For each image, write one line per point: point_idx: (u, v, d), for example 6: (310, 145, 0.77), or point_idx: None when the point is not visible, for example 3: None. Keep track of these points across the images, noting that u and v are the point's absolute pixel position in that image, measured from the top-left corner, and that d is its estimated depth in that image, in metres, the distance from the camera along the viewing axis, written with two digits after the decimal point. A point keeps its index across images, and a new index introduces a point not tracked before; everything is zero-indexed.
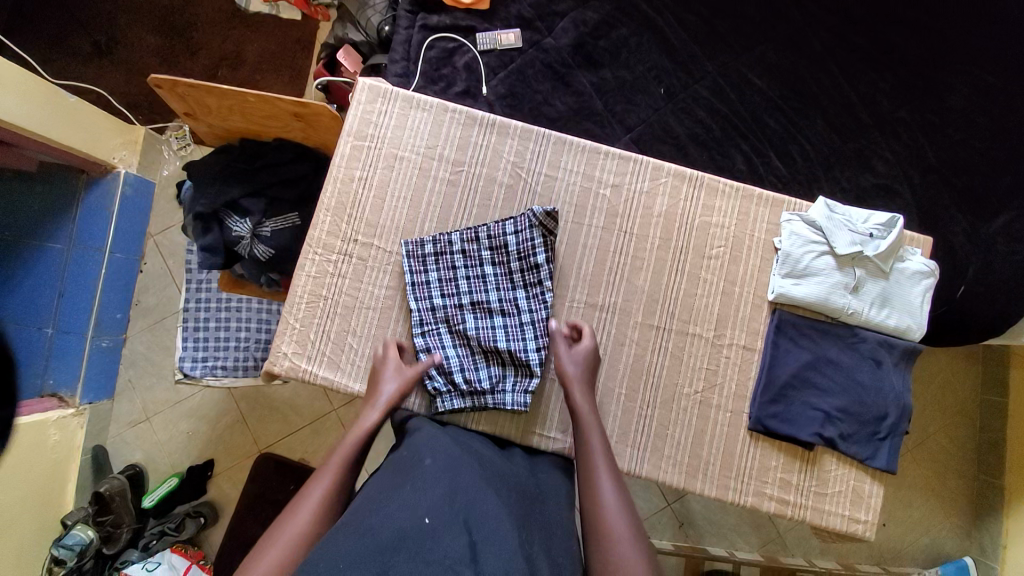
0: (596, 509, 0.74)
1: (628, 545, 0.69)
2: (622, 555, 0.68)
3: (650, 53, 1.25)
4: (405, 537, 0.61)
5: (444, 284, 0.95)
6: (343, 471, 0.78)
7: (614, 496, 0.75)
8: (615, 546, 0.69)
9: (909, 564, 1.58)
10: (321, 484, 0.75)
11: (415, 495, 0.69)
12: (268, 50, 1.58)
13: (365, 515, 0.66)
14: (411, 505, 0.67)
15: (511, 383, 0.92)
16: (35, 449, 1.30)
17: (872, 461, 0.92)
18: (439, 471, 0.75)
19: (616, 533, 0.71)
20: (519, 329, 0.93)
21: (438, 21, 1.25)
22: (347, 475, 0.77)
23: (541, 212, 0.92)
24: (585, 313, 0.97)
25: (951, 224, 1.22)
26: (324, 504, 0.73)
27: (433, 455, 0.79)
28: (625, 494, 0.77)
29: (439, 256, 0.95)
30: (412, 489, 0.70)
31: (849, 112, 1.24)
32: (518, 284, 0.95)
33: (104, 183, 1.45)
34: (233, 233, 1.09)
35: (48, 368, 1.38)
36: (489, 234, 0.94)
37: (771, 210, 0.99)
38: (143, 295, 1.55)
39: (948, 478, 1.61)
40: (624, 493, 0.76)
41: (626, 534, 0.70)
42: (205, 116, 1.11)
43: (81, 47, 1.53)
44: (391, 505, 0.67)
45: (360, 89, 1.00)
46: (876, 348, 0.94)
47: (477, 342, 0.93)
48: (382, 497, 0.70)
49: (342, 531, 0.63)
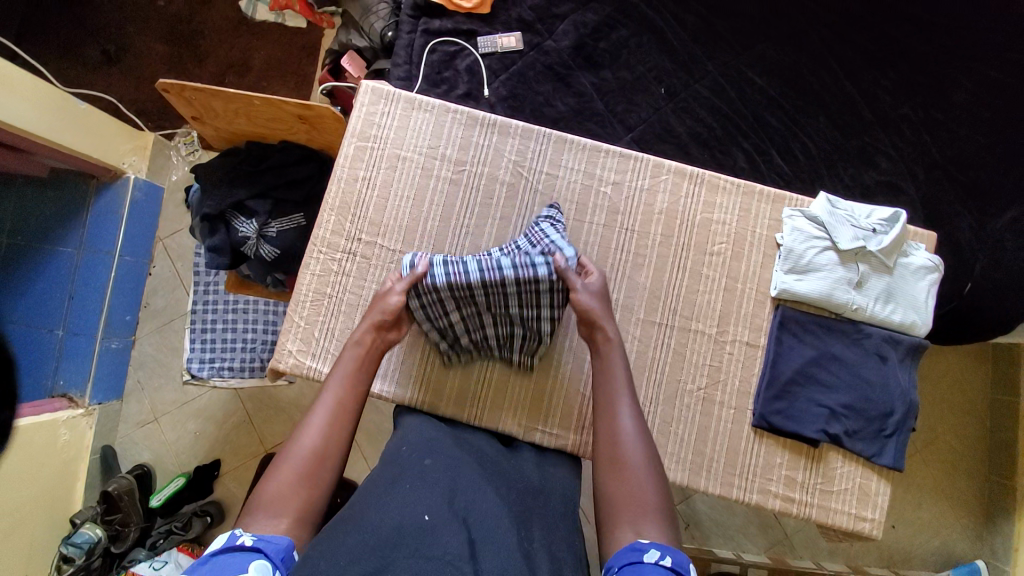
0: (614, 441, 0.78)
1: (642, 475, 0.75)
2: (636, 485, 0.74)
3: (650, 54, 1.26)
4: (405, 536, 0.62)
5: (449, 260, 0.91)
6: (341, 394, 0.81)
7: (633, 429, 0.79)
8: (629, 474, 0.75)
9: (920, 567, 1.56)
10: (321, 409, 0.79)
11: (414, 492, 0.69)
12: (275, 56, 1.61)
13: (364, 512, 0.67)
14: (410, 502, 0.67)
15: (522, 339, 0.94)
16: (45, 449, 1.32)
17: (878, 459, 0.91)
18: (439, 469, 0.75)
19: (632, 466, 0.76)
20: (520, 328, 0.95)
21: (440, 25, 1.26)
22: (346, 393, 0.82)
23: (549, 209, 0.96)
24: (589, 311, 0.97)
25: (957, 220, 1.21)
26: (327, 426, 0.77)
27: (433, 453, 0.79)
28: (642, 421, 0.81)
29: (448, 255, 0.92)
30: (412, 486, 0.70)
31: (851, 110, 1.24)
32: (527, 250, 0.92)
33: (115, 188, 1.46)
34: (239, 234, 1.10)
35: (59, 368, 1.42)
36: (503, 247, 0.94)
37: (772, 207, 0.99)
38: (152, 298, 1.57)
39: (959, 480, 1.59)
40: (642, 424, 0.80)
41: (640, 462, 0.76)
42: (211, 119, 1.13)
43: (93, 56, 1.57)
44: (391, 501, 0.68)
45: (363, 91, 1.01)
46: (881, 344, 0.94)
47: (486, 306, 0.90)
48: (382, 493, 0.70)
49: (342, 529, 0.64)
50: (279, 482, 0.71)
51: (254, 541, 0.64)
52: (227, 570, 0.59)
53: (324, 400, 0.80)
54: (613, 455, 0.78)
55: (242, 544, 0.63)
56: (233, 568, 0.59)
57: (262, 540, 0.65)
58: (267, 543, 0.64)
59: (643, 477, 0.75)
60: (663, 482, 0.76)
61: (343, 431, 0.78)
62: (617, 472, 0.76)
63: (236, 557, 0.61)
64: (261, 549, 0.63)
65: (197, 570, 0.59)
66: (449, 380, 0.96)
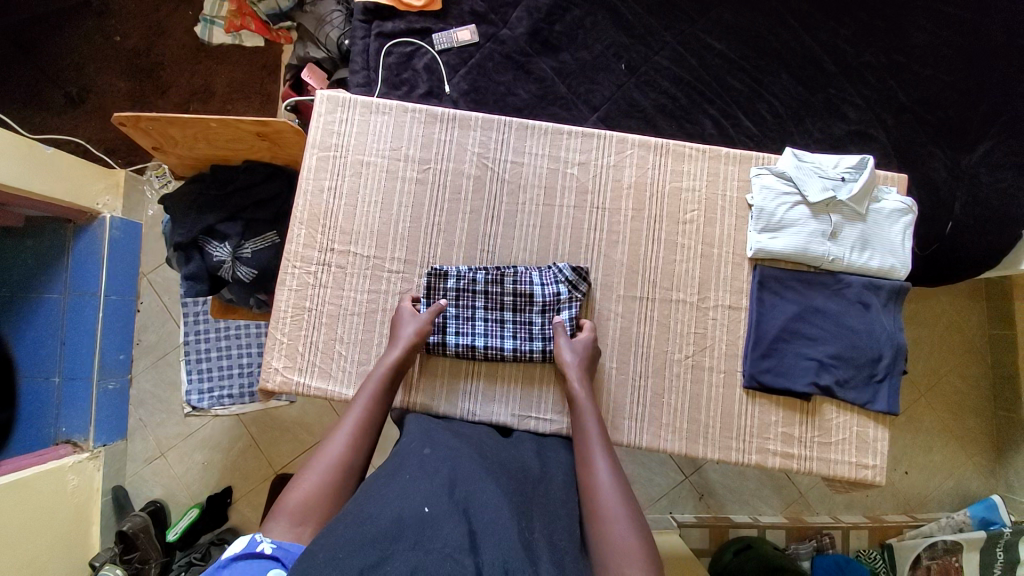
0: (591, 491, 0.77)
1: (624, 528, 0.72)
2: (617, 535, 0.71)
3: (607, 31, 1.25)
4: (406, 525, 0.62)
5: (462, 320, 0.95)
6: (369, 410, 0.83)
7: (607, 475, 0.78)
8: (612, 530, 0.71)
9: (936, 509, 1.57)
10: (348, 422, 0.81)
11: (413, 484, 0.70)
12: (237, 78, 1.60)
13: (363, 506, 0.66)
14: (411, 494, 0.68)
15: (509, 333, 0.95)
16: (55, 497, 1.31)
17: (873, 405, 0.92)
18: (438, 460, 0.76)
19: (611, 512, 0.73)
20: (499, 326, 0.95)
21: (393, 27, 1.25)
22: (374, 409, 0.84)
23: (567, 269, 0.95)
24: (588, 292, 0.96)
25: (931, 161, 1.20)
26: (354, 438, 0.79)
27: (433, 443, 0.81)
28: (618, 469, 0.79)
29: (462, 295, 0.95)
30: (411, 479, 0.71)
31: (813, 63, 1.24)
32: (517, 316, 0.95)
33: (93, 230, 1.45)
34: (214, 259, 1.10)
35: (60, 417, 1.42)
36: (514, 279, 0.95)
37: (739, 167, 0.99)
38: (143, 334, 1.56)
39: (966, 419, 1.59)
40: (618, 473, 0.78)
41: (616, 503, 0.74)
42: (173, 147, 1.12)
43: (56, 100, 1.56)
44: (391, 494, 0.68)
45: (319, 101, 1.01)
46: (862, 292, 0.94)
47: (482, 347, 0.94)
48: (382, 486, 0.70)
49: (341, 521, 0.63)
50: (302, 489, 0.72)
51: (273, 549, 0.65)
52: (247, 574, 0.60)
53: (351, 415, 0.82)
54: (595, 514, 0.74)
55: (261, 551, 0.64)
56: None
57: (280, 547, 0.66)
58: (285, 552, 0.65)
59: (628, 533, 0.71)
60: (635, 505, 0.75)
61: (365, 451, 0.80)
62: (596, 520, 0.73)
63: (256, 565, 0.62)
64: (279, 558, 0.65)
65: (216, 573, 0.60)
66: (440, 366, 0.96)
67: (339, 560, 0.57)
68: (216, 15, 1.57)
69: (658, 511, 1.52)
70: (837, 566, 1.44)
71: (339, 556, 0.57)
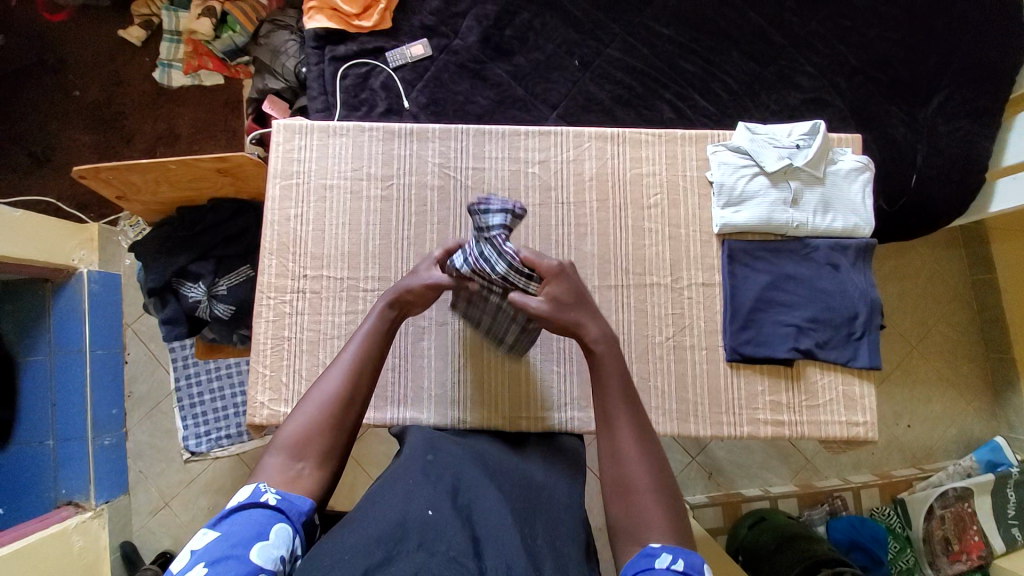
0: (614, 459, 0.73)
1: (649, 498, 0.69)
2: (641, 508, 0.68)
3: (556, 30, 1.27)
4: (410, 527, 0.62)
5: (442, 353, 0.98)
6: (361, 349, 0.80)
7: (630, 443, 0.73)
8: (636, 502, 0.69)
9: (942, 458, 1.58)
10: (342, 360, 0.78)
11: (417, 487, 0.69)
12: (199, 118, 1.60)
13: (364, 511, 0.66)
14: (413, 498, 0.67)
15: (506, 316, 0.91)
16: (61, 560, 1.29)
17: (855, 362, 0.93)
18: (442, 465, 0.75)
19: (636, 482, 0.70)
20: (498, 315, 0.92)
21: (345, 50, 1.26)
22: (369, 348, 0.80)
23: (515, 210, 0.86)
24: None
25: (886, 118, 1.23)
26: (348, 376, 0.77)
27: (434, 449, 0.80)
28: (644, 436, 0.74)
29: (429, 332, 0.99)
30: (414, 482, 0.70)
31: (760, 37, 1.26)
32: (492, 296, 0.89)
33: (71, 286, 1.43)
34: (190, 299, 1.11)
35: (59, 478, 1.39)
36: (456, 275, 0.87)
37: (696, 147, 1.01)
38: (134, 385, 1.55)
39: (959, 366, 1.61)
40: (645, 442, 0.73)
41: (643, 476, 0.70)
42: (137, 195, 1.12)
43: (21, 161, 1.55)
44: (392, 497, 0.67)
45: (275, 131, 1.02)
46: (830, 254, 0.96)
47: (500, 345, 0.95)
48: (384, 491, 0.69)
49: (345, 526, 0.63)
50: (298, 424, 0.72)
51: (277, 501, 0.64)
52: (250, 528, 0.59)
53: (348, 350, 0.80)
54: (617, 481, 0.71)
55: (265, 502, 0.63)
56: (255, 529, 0.59)
57: (284, 499, 0.65)
58: (289, 504, 0.64)
59: (652, 504, 0.68)
60: (659, 472, 0.71)
61: (362, 389, 0.78)
62: (619, 489, 0.70)
63: (260, 517, 0.61)
64: (283, 510, 0.64)
65: (218, 525, 0.59)
66: (426, 394, 0.97)
67: (344, 560, 0.56)
68: (172, 57, 1.56)
69: None
70: (854, 527, 1.42)
71: (342, 558, 0.57)
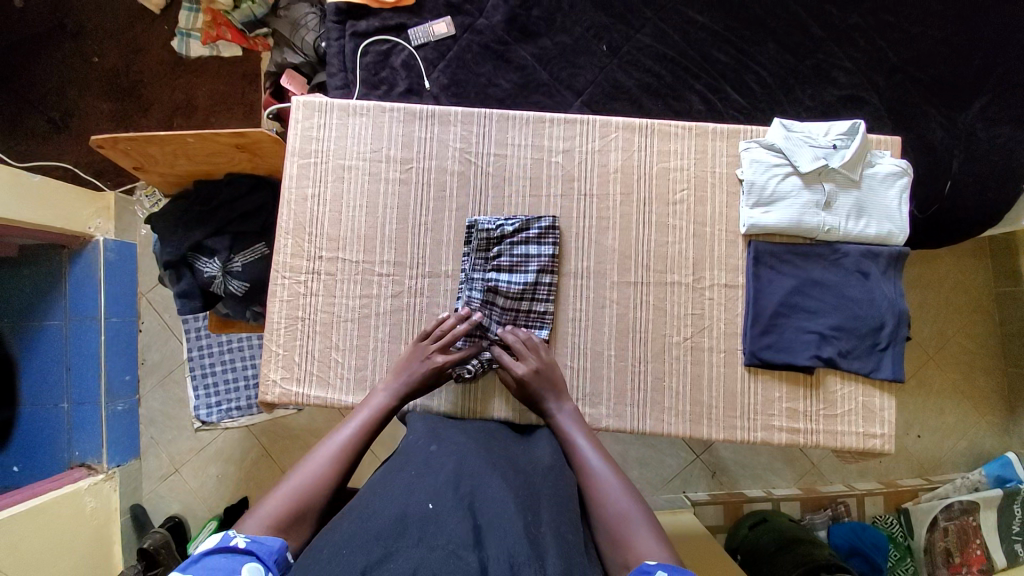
0: (597, 501, 0.76)
1: (630, 522, 0.72)
2: (625, 534, 0.71)
3: (585, 12, 1.22)
4: (410, 521, 0.62)
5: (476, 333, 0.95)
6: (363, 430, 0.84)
7: (611, 485, 0.77)
8: (620, 530, 0.71)
9: (952, 471, 1.56)
10: (342, 436, 0.82)
11: (420, 481, 0.70)
12: (217, 90, 1.58)
13: (367, 502, 0.67)
14: (414, 491, 0.67)
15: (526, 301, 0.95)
16: (74, 520, 1.32)
17: (878, 374, 0.91)
18: (444, 456, 0.75)
19: (622, 518, 0.73)
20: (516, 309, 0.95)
21: (367, 25, 1.23)
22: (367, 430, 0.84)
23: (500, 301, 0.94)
24: (558, 283, 0.96)
25: (926, 120, 1.17)
26: (342, 455, 0.80)
27: (439, 440, 0.80)
28: (620, 473, 0.79)
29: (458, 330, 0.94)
30: (415, 475, 0.71)
31: (799, 28, 1.20)
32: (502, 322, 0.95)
33: (86, 253, 1.44)
34: (206, 275, 1.11)
35: (72, 440, 1.42)
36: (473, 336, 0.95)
37: (727, 143, 0.97)
38: (147, 354, 1.57)
39: (977, 379, 1.57)
40: (622, 480, 0.78)
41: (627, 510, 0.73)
42: (155, 166, 1.11)
43: (40, 126, 1.55)
44: (394, 492, 0.67)
45: (295, 108, 1.00)
46: (860, 261, 0.93)
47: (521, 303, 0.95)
48: (386, 482, 0.71)
49: (347, 515, 0.65)
50: (286, 495, 0.73)
51: (247, 544, 0.65)
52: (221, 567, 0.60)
53: (346, 430, 0.83)
54: (602, 520, 0.74)
55: (235, 546, 0.64)
56: (225, 568, 0.60)
57: (255, 542, 0.66)
58: (258, 545, 0.65)
59: (636, 529, 0.71)
60: (644, 507, 0.74)
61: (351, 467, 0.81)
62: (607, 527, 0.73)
63: (230, 558, 0.62)
64: (253, 551, 0.64)
65: (187, 569, 0.60)
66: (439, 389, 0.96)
67: (341, 556, 0.57)
68: (191, 27, 1.55)
69: (672, 492, 1.51)
70: (854, 532, 1.44)
71: (341, 552, 0.58)
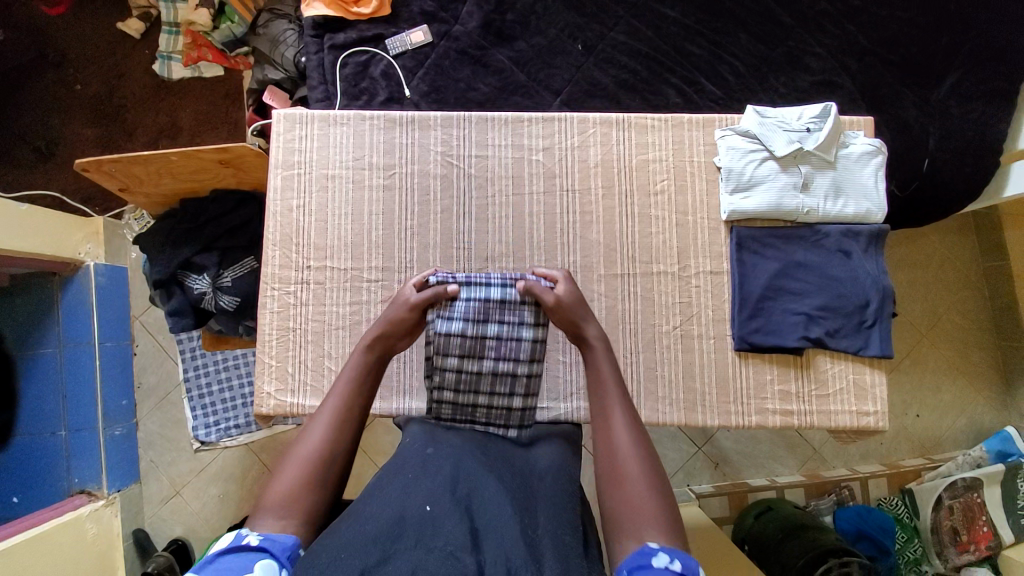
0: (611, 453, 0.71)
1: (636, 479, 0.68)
2: (631, 492, 0.67)
3: (559, 14, 1.24)
4: (408, 525, 0.62)
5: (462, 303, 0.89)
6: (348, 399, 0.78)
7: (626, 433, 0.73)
8: (621, 487, 0.67)
9: (953, 448, 1.56)
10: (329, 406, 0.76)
11: (416, 481, 0.69)
12: (200, 111, 1.59)
13: (361, 505, 0.67)
14: (411, 492, 0.67)
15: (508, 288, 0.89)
16: (76, 546, 1.31)
17: (866, 351, 0.92)
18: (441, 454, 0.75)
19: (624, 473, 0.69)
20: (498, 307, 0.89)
21: (345, 38, 1.24)
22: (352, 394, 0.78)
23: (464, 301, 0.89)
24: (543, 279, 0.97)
25: (900, 101, 1.19)
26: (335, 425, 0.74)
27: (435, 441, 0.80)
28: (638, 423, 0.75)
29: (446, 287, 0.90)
30: (412, 474, 0.71)
31: (769, 18, 1.23)
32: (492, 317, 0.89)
33: (77, 279, 1.43)
34: (195, 291, 1.12)
35: (70, 468, 1.41)
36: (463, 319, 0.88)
37: (704, 132, 0.99)
38: (142, 377, 1.56)
39: (971, 354, 1.59)
40: (638, 430, 0.73)
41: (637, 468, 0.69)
42: (141, 187, 1.11)
43: (26, 156, 1.55)
44: (391, 493, 0.67)
45: (277, 120, 1.01)
46: (842, 240, 0.94)
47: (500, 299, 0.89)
48: (382, 484, 0.70)
49: (342, 521, 0.64)
50: (283, 484, 0.67)
51: (260, 540, 0.62)
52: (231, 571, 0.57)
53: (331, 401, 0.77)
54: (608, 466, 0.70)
55: (247, 544, 0.61)
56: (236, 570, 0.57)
57: (268, 538, 0.62)
58: (273, 542, 0.62)
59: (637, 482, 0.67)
60: (653, 458, 0.71)
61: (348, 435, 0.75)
62: (616, 480, 0.68)
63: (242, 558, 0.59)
64: (266, 548, 0.61)
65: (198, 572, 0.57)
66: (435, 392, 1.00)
67: (340, 560, 0.57)
68: (172, 49, 1.55)
69: (676, 485, 1.51)
70: (859, 516, 1.43)
71: (339, 556, 0.58)
